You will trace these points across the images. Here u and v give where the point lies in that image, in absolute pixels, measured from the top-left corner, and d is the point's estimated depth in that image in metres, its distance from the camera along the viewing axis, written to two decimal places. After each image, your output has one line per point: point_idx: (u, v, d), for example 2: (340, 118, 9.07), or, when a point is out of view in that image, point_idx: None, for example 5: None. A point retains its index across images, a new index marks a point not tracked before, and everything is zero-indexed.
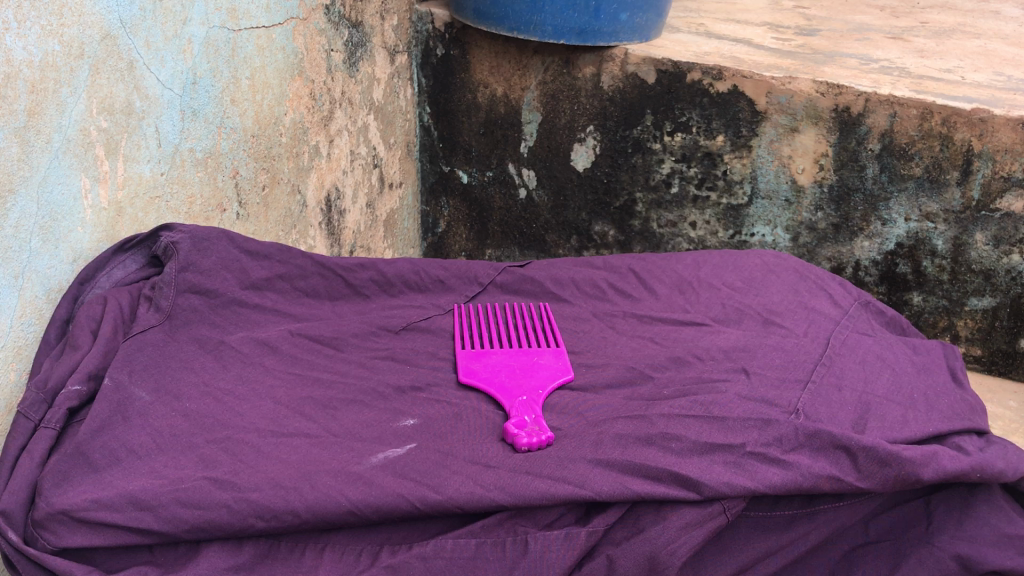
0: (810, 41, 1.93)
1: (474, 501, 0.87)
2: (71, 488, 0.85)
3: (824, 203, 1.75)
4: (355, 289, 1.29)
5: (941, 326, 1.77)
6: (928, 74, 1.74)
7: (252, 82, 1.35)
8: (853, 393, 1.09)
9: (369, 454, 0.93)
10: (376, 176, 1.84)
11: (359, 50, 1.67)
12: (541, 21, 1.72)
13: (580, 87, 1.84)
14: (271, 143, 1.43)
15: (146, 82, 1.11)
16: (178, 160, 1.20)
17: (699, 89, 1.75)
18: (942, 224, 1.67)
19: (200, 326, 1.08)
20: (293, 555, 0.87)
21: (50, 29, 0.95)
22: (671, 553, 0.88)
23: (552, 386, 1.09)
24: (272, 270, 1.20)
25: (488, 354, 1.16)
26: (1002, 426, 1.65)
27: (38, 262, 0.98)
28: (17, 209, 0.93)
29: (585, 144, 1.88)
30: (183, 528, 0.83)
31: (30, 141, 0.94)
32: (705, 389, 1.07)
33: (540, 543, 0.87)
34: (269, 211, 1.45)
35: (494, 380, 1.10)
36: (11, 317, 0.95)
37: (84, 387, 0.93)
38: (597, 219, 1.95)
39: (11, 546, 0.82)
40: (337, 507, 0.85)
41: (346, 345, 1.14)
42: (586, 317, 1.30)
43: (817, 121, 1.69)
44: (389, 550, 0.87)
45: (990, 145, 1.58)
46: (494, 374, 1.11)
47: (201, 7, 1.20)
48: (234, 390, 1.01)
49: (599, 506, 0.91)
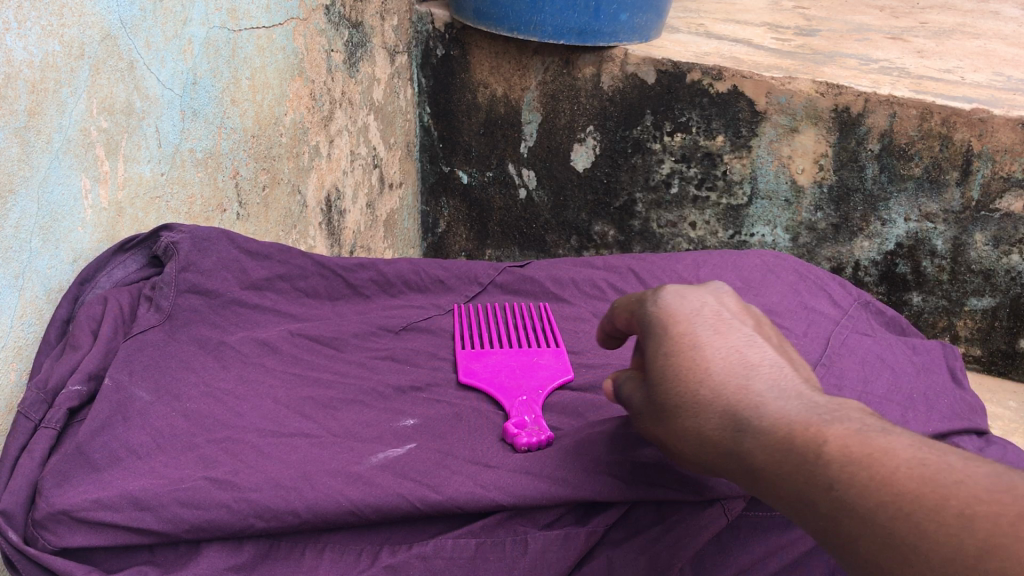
0: (810, 41, 1.93)
1: (474, 501, 0.87)
2: (71, 488, 0.85)
3: (824, 203, 1.76)
4: (355, 289, 1.29)
5: (941, 326, 1.78)
6: (927, 74, 1.74)
7: (252, 82, 1.35)
8: (852, 393, 1.09)
9: (369, 455, 0.93)
10: (376, 177, 1.84)
11: (359, 51, 1.67)
12: (541, 22, 1.72)
13: (580, 87, 1.84)
14: (271, 143, 1.43)
15: (146, 83, 1.11)
16: (178, 160, 1.20)
17: (699, 89, 1.75)
18: (942, 224, 1.68)
19: (200, 326, 1.08)
20: (293, 555, 0.87)
21: (50, 29, 0.95)
22: (671, 552, 0.88)
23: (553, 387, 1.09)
24: (272, 270, 1.20)
25: (488, 353, 1.16)
26: (1002, 426, 1.65)
27: (38, 262, 0.98)
28: (18, 209, 0.93)
29: (584, 144, 1.89)
30: (183, 528, 0.83)
31: (30, 141, 0.94)
32: None
33: (540, 543, 0.87)
34: (269, 210, 1.45)
35: (494, 380, 1.10)
36: (11, 317, 0.95)
37: (84, 387, 0.93)
38: (598, 219, 1.96)
39: (11, 546, 0.82)
40: (338, 507, 0.85)
41: (346, 346, 1.15)
42: (585, 318, 1.30)
43: (817, 121, 1.69)
44: (389, 550, 0.87)
45: (990, 145, 1.58)
46: (494, 374, 1.11)
47: (201, 7, 1.20)
48: (234, 390, 1.01)
49: (599, 507, 0.91)
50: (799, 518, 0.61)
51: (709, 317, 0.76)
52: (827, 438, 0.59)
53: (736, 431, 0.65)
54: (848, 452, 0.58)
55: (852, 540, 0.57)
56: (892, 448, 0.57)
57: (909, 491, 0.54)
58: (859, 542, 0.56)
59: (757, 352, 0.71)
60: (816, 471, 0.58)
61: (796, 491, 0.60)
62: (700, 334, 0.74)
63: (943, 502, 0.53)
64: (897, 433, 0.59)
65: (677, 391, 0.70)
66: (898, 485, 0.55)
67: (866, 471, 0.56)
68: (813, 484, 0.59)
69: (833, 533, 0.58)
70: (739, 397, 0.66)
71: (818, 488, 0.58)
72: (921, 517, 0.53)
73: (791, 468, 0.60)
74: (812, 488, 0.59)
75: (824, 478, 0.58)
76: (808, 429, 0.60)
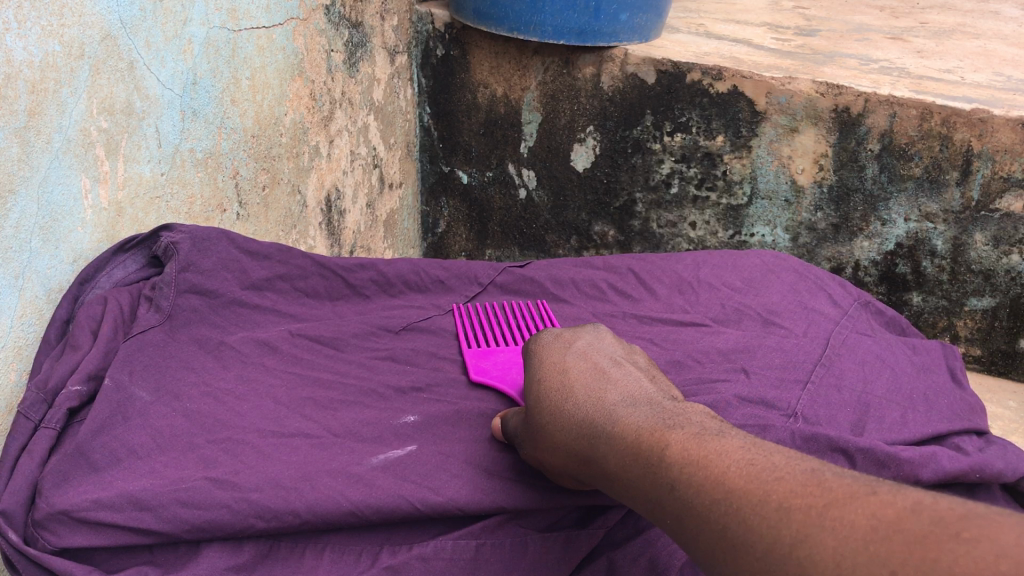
0: (810, 41, 1.93)
1: (474, 502, 0.87)
2: (71, 488, 0.85)
3: (824, 204, 1.76)
4: (355, 289, 1.29)
5: (941, 326, 1.78)
6: (927, 74, 1.74)
7: (252, 82, 1.35)
8: (852, 394, 1.09)
9: (369, 455, 0.93)
10: (376, 176, 1.84)
11: (359, 51, 1.67)
12: (541, 22, 1.71)
13: (579, 87, 1.84)
14: (271, 143, 1.43)
15: (146, 83, 1.11)
16: (178, 160, 1.20)
17: (699, 89, 1.75)
18: (942, 224, 1.68)
19: (200, 326, 1.08)
20: (293, 555, 0.87)
21: (50, 29, 0.95)
22: (671, 553, 0.87)
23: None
24: (272, 270, 1.20)
25: (496, 352, 1.17)
26: (1002, 426, 1.65)
27: (39, 262, 0.98)
28: (18, 210, 0.93)
29: (584, 144, 1.89)
30: (183, 528, 0.83)
31: (30, 141, 0.94)
32: (705, 389, 1.07)
33: (540, 543, 0.87)
34: (269, 211, 1.45)
35: (505, 377, 1.11)
36: (11, 317, 0.95)
37: (84, 387, 0.93)
38: (597, 219, 1.96)
39: (10, 546, 0.82)
40: (338, 507, 0.85)
41: (346, 346, 1.15)
42: (585, 318, 1.31)
43: (817, 121, 1.69)
44: (389, 550, 0.87)
45: (990, 145, 1.57)
46: (504, 372, 1.12)
47: (201, 7, 1.20)
48: (234, 390, 1.01)
49: (599, 510, 0.92)
50: (653, 520, 0.69)
51: (587, 358, 0.91)
52: (676, 444, 0.69)
53: (605, 441, 0.76)
54: (693, 456, 0.66)
55: (694, 537, 0.63)
56: (717, 452, 0.65)
57: (738, 488, 0.61)
58: (702, 539, 0.62)
59: (617, 379, 0.86)
60: (667, 472, 0.67)
61: (649, 493, 0.69)
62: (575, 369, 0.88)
63: (765, 498, 0.59)
64: (730, 437, 0.67)
65: (565, 410, 0.84)
66: (729, 483, 0.62)
67: (705, 472, 0.64)
68: (664, 486, 0.67)
69: (674, 526, 0.65)
70: (609, 416, 0.79)
71: (668, 488, 0.66)
72: (750, 511, 0.59)
73: (645, 471, 0.69)
74: (665, 489, 0.67)
75: (673, 478, 0.66)
76: (662, 438, 0.70)
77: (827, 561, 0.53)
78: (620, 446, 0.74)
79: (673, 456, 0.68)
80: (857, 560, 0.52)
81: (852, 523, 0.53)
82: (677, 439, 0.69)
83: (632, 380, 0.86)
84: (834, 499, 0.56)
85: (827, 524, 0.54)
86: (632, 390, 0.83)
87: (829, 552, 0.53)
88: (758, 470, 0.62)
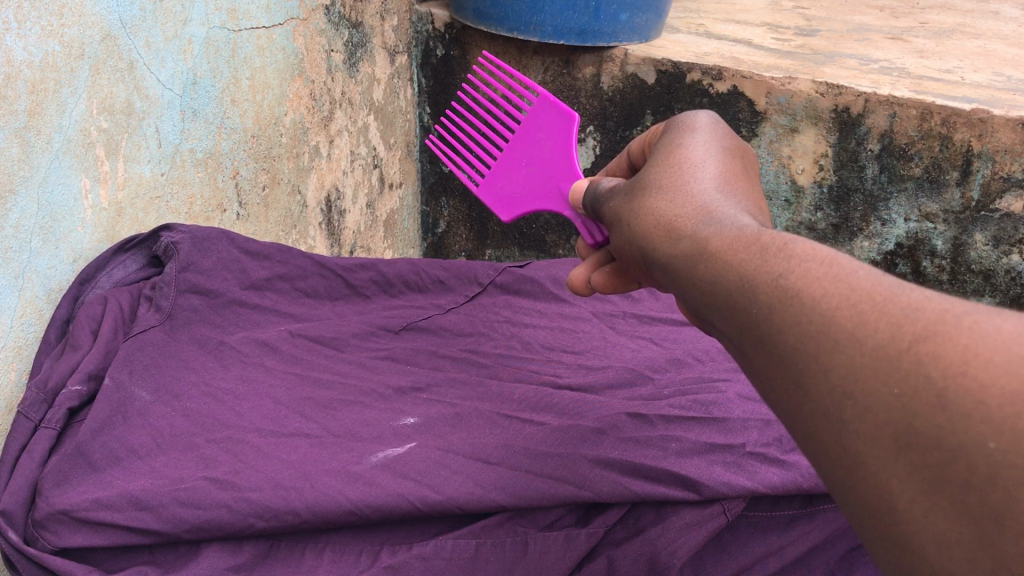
0: (810, 41, 1.93)
1: (474, 500, 0.86)
2: (71, 488, 0.86)
3: (823, 204, 1.77)
4: (355, 289, 1.30)
5: None
6: (927, 74, 1.74)
7: (252, 82, 1.35)
8: None
9: (369, 454, 0.92)
10: (376, 176, 1.84)
11: (359, 50, 1.67)
12: (541, 22, 1.70)
13: (580, 87, 1.84)
14: (271, 143, 1.43)
15: (146, 83, 1.11)
16: (178, 160, 1.20)
17: (699, 90, 1.75)
18: (942, 224, 1.67)
19: (200, 326, 1.08)
20: (293, 555, 0.86)
21: (51, 30, 0.95)
22: (671, 553, 0.86)
23: (530, 208, 1.14)
24: (271, 270, 1.21)
25: (530, 137, 1.16)
26: None
27: (39, 262, 0.98)
28: (18, 210, 0.93)
29: (585, 144, 1.91)
30: (182, 528, 0.83)
31: (30, 141, 0.94)
32: (704, 389, 1.09)
33: (541, 542, 0.86)
34: (269, 211, 1.46)
35: (554, 160, 1.11)
36: (11, 317, 0.96)
37: (84, 387, 0.94)
38: None
39: (10, 546, 0.82)
40: (337, 507, 0.84)
41: (346, 346, 1.15)
42: (586, 317, 1.35)
43: (817, 121, 1.69)
44: (389, 551, 0.86)
45: (990, 145, 1.57)
46: (549, 155, 1.12)
47: (201, 7, 1.20)
48: (234, 390, 1.00)
49: (600, 507, 0.90)
50: (720, 320, 0.57)
51: (698, 140, 0.74)
52: (788, 240, 0.55)
53: (685, 234, 0.64)
54: (813, 253, 0.54)
55: (782, 330, 0.52)
56: (840, 254, 0.53)
57: (864, 286, 0.49)
58: (792, 332, 0.51)
59: (720, 163, 0.71)
60: (773, 262, 0.54)
61: (735, 286, 0.56)
62: (683, 151, 0.73)
63: (895, 294, 0.48)
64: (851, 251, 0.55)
65: (650, 199, 0.70)
66: (847, 281, 0.50)
67: (824, 267, 0.52)
68: (756, 278, 0.54)
69: (753, 324, 0.54)
70: (699, 207, 0.65)
71: (761, 279, 0.54)
72: (871, 306, 0.48)
73: (729, 266, 0.57)
74: (757, 282, 0.54)
75: (777, 268, 0.54)
76: (766, 235, 0.57)
77: (958, 361, 0.44)
78: (705, 237, 0.61)
79: (788, 250, 0.55)
80: (1003, 362, 0.43)
81: (1001, 327, 0.44)
82: (791, 235, 0.56)
83: (743, 174, 0.71)
84: (981, 308, 0.46)
85: (967, 325, 0.45)
86: (737, 184, 0.68)
87: (962, 351, 0.44)
88: (884, 273, 0.51)
